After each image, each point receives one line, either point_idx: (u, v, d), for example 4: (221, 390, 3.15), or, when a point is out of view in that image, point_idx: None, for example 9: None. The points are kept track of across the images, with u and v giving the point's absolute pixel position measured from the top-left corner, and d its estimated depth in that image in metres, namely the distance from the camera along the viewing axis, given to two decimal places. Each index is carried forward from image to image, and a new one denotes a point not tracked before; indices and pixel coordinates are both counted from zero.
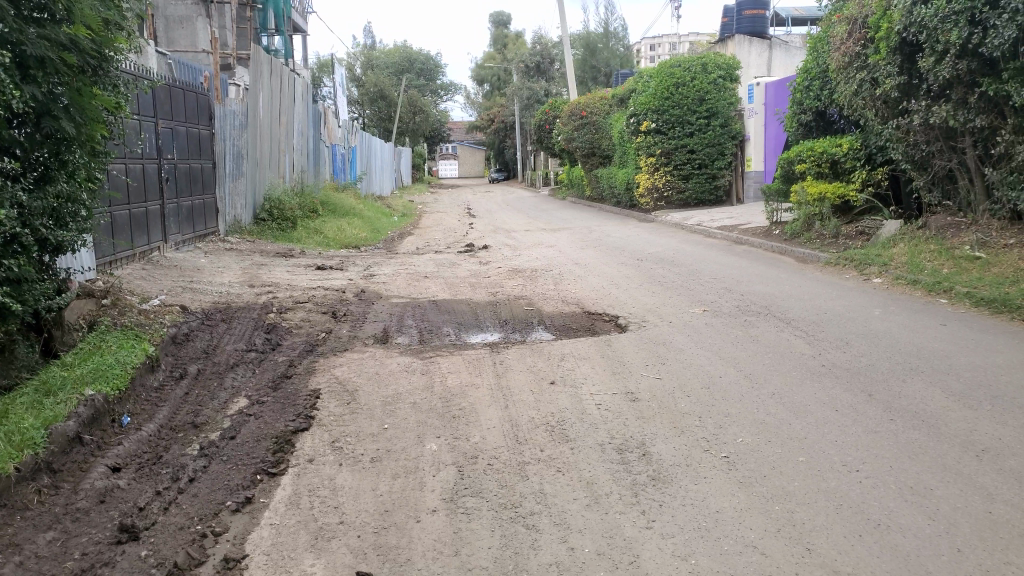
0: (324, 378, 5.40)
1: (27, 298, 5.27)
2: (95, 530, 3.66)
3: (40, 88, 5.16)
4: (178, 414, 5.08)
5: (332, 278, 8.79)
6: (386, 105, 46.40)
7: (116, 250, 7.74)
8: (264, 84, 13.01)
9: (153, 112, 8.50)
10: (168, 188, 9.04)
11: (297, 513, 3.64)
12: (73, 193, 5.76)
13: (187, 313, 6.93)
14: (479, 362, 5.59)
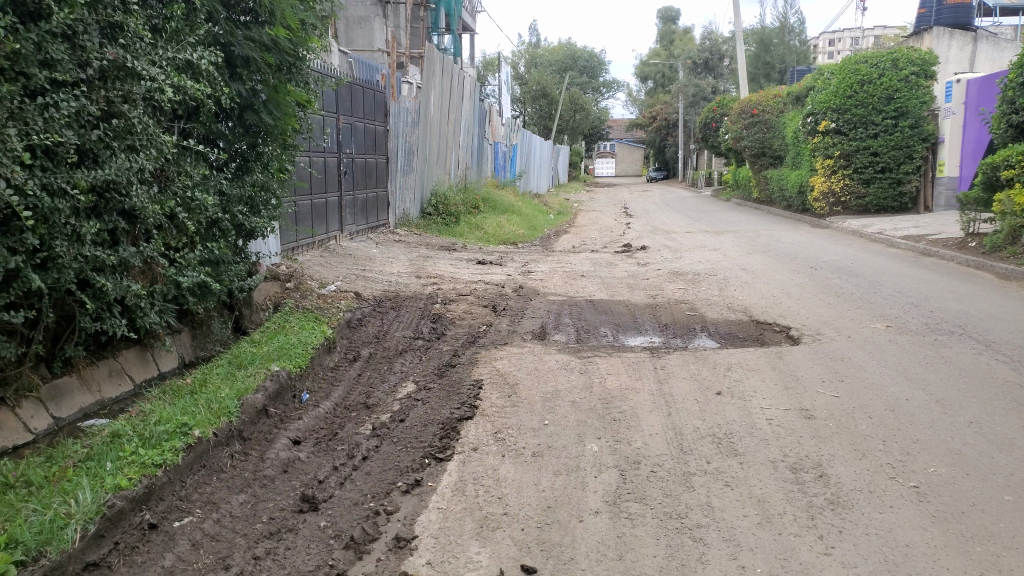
0: (486, 369, 5.52)
1: (224, 279, 5.87)
2: (280, 496, 3.96)
3: (244, 86, 5.66)
4: (351, 394, 5.38)
5: (492, 273, 8.98)
6: (547, 103, 46.95)
7: (299, 238, 8.33)
8: (436, 83, 13.56)
9: (336, 109, 9.04)
10: (346, 180, 9.61)
11: (462, 500, 3.73)
12: (268, 182, 6.23)
13: (360, 299, 7.33)
14: (639, 366, 5.49)
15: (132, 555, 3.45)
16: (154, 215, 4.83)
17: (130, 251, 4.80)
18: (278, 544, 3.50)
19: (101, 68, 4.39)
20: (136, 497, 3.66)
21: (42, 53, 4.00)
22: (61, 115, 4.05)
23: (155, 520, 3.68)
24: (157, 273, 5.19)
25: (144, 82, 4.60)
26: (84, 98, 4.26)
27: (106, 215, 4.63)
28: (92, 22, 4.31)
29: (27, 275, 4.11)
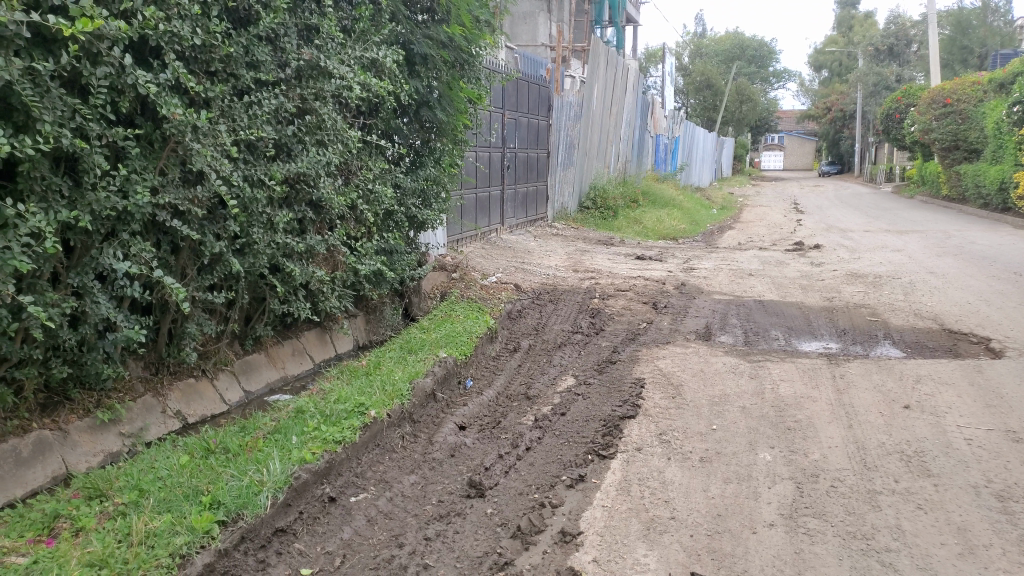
0: (649, 368, 5.41)
1: (397, 267, 6.17)
2: (448, 480, 4.08)
3: (422, 83, 5.88)
4: (513, 383, 5.47)
5: (652, 269, 8.81)
6: (711, 94, 45.49)
7: (463, 230, 8.59)
8: (600, 76, 13.49)
9: (502, 104, 9.20)
10: (509, 174, 9.79)
11: (628, 500, 3.68)
12: (439, 176, 6.43)
13: (520, 291, 7.45)
14: (814, 373, 5.18)
15: (315, 525, 3.69)
16: (338, 207, 5.14)
17: (316, 239, 5.15)
18: (447, 527, 3.61)
19: (298, 68, 4.72)
20: (318, 470, 3.92)
21: (249, 55, 4.37)
22: (263, 113, 4.42)
23: (334, 493, 3.91)
24: (338, 261, 5.52)
25: (335, 80, 4.88)
26: (283, 96, 4.61)
27: (296, 205, 5.01)
28: (291, 25, 4.67)
29: (228, 259, 4.54)
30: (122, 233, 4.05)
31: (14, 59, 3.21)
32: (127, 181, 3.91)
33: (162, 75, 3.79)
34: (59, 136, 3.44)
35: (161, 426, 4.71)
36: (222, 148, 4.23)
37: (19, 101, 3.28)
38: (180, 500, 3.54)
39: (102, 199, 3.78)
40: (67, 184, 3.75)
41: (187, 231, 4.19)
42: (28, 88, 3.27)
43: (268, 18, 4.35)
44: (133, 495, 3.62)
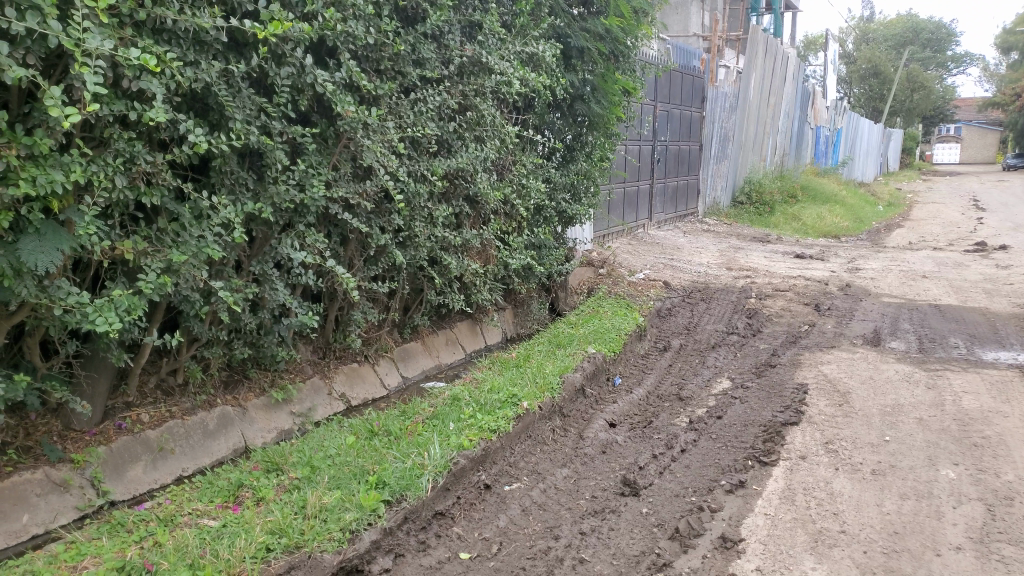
0: (812, 373, 5.12)
1: (546, 262, 6.23)
2: (601, 477, 4.05)
3: (577, 76, 5.89)
4: (664, 383, 5.36)
5: (812, 268, 8.36)
6: (876, 83, 42.58)
7: (611, 225, 8.53)
8: (757, 65, 12.96)
9: (654, 97, 9.03)
10: (658, 168, 9.61)
11: (792, 510, 3.50)
12: (590, 170, 6.41)
13: (670, 289, 7.29)
14: (1004, 387, 4.71)
15: (471, 511, 3.78)
16: (493, 201, 5.24)
17: (472, 233, 5.28)
18: (602, 523, 3.58)
19: (460, 64, 4.84)
20: (475, 457, 4.02)
21: (415, 53, 4.53)
22: (428, 109, 4.57)
23: (489, 481, 3.99)
24: (490, 255, 5.62)
25: (495, 75, 4.98)
26: (446, 93, 4.75)
27: (454, 200, 5.16)
28: (455, 22, 4.79)
29: (391, 251, 4.75)
30: (298, 224, 4.32)
31: (213, 62, 3.49)
32: (305, 175, 4.16)
33: (338, 74, 3.98)
34: (248, 133, 3.71)
35: (328, 407, 5.05)
36: (390, 144, 4.41)
37: (216, 101, 3.56)
38: (348, 478, 3.74)
39: (283, 192, 4.06)
40: (253, 179, 4.05)
41: (356, 223, 4.41)
42: (224, 88, 3.55)
43: (435, 16, 4.49)
44: (306, 470, 3.87)
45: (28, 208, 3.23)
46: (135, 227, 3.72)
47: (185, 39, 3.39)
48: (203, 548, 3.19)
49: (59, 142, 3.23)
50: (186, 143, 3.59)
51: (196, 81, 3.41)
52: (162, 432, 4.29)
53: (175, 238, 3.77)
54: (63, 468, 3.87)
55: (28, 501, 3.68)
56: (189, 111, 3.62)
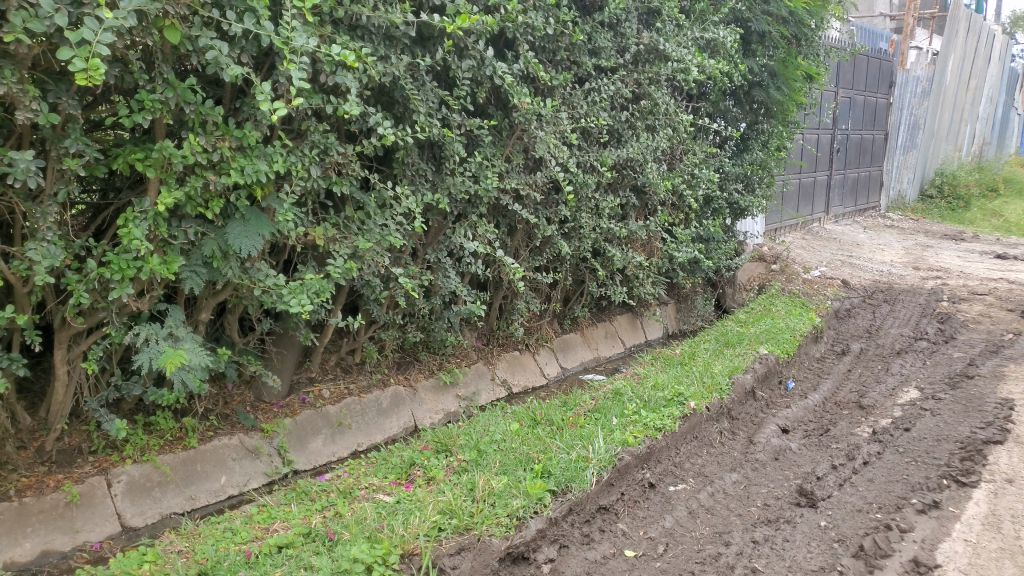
0: (1019, 388, 4.60)
1: (713, 256, 6.03)
2: (773, 484, 3.86)
3: (757, 61, 5.66)
4: (842, 389, 5.03)
5: (1016, 271, 7.53)
6: None
7: (783, 219, 8.16)
8: (957, 46, 11.86)
9: (836, 83, 8.52)
10: (838, 158, 9.03)
11: (998, 539, 3.16)
12: (766, 161, 6.16)
13: (848, 288, 6.84)
14: None
15: (636, 508, 3.73)
16: (662, 192, 5.14)
17: (639, 225, 5.22)
18: (776, 533, 3.41)
19: (636, 52, 4.78)
20: (640, 454, 3.95)
21: (592, 42, 4.51)
22: (601, 99, 4.55)
23: (653, 479, 3.91)
24: (656, 248, 5.52)
25: (671, 63, 4.88)
26: (620, 82, 4.72)
27: (621, 190, 5.11)
28: (632, 10, 4.73)
29: (557, 242, 4.78)
30: (472, 215, 4.43)
31: (401, 56, 3.64)
32: (479, 167, 4.26)
33: (516, 65, 4.03)
34: (430, 125, 3.85)
35: (491, 393, 5.17)
36: (562, 135, 4.42)
37: (402, 94, 3.71)
38: (514, 465, 3.79)
39: (458, 183, 4.19)
40: (431, 170, 4.19)
41: (525, 214, 4.47)
42: (409, 82, 3.68)
43: (613, 4, 4.45)
44: (474, 454, 3.97)
45: (236, 195, 3.53)
46: (325, 214, 3.96)
47: (377, 35, 3.54)
48: (380, 522, 3.36)
49: (264, 135, 3.50)
50: (373, 135, 3.78)
51: (386, 75, 3.57)
52: (340, 408, 4.59)
53: (360, 226, 3.99)
54: (255, 436, 4.24)
55: (225, 464, 4.08)
56: (377, 105, 3.79)
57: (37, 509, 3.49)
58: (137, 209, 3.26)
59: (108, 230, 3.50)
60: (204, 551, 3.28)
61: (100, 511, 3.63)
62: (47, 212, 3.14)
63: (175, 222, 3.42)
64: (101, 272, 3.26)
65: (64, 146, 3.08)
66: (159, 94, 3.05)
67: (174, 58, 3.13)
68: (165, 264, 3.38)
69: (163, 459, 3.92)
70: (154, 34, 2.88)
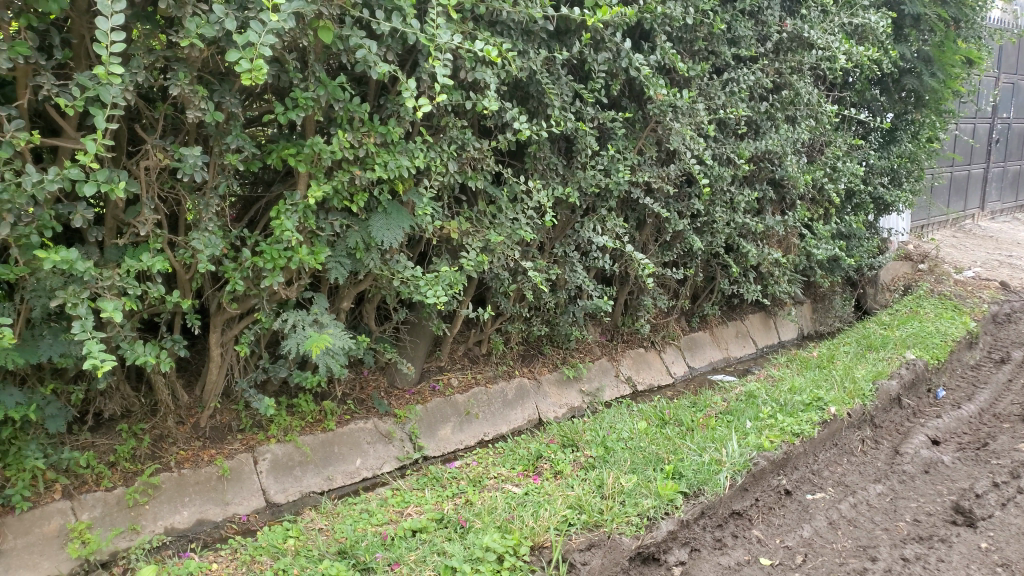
0: None
1: (854, 254, 5.77)
2: (924, 499, 3.62)
3: (910, 48, 5.41)
4: (1000, 401, 4.66)
5: None
6: None
7: (931, 216, 7.72)
8: None
9: (997, 68, 7.92)
10: (997, 149, 8.40)
11: None
12: (916, 153, 5.86)
13: (1007, 291, 6.35)
14: None
15: (771, 515, 3.59)
16: (801, 185, 4.93)
17: (775, 221, 5.06)
18: (929, 552, 3.19)
19: (778, 40, 4.65)
20: (776, 460, 3.80)
21: (732, 31, 4.40)
22: (740, 90, 4.42)
23: (790, 487, 3.77)
24: (792, 244, 5.32)
25: (816, 51, 4.73)
26: (761, 71, 4.58)
27: (757, 183, 4.97)
28: None
29: (689, 237, 4.69)
30: (601, 209, 4.40)
31: (539, 50, 3.65)
32: (611, 161, 4.23)
33: (653, 57, 3.96)
34: (565, 119, 3.86)
35: (615, 389, 5.13)
36: (698, 127, 4.31)
37: (538, 88, 3.73)
38: (643, 464, 3.74)
39: (590, 177, 4.16)
40: (562, 164, 4.18)
41: (656, 208, 4.40)
42: (546, 76, 3.70)
43: None
44: (601, 450, 3.95)
45: (378, 189, 3.66)
46: (459, 208, 4.04)
47: (516, 30, 3.55)
48: (510, 513, 3.40)
49: (406, 131, 3.61)
50: (509, 129, 3.82)
51: (523, 70, 3.59)
52: (468, 398, 4.68)
53: (492, 220, 4.05)
54: (388, 421, 4.40)
55: (360, 447, 4.25)
56: (513, 100, 3.81)
57: (194, 480, 3.76)
58: (289, 202, 3.43)
59: (261, 222, 3.73)
60: (343, 530, 3.42)
61: (248, 485, 3.87)
62: (210, 203, 3.37)
63: (322, 215, 3.59)
64: (255, 262, 3.47)
65: (226, 142, 3.29)
66: (311, 93, 3.21)
67: (326, 57, 3.27)
68: (312, 254, 3.55)
69: (304, 440, 4.12)
70: (309, 35, 3.03)
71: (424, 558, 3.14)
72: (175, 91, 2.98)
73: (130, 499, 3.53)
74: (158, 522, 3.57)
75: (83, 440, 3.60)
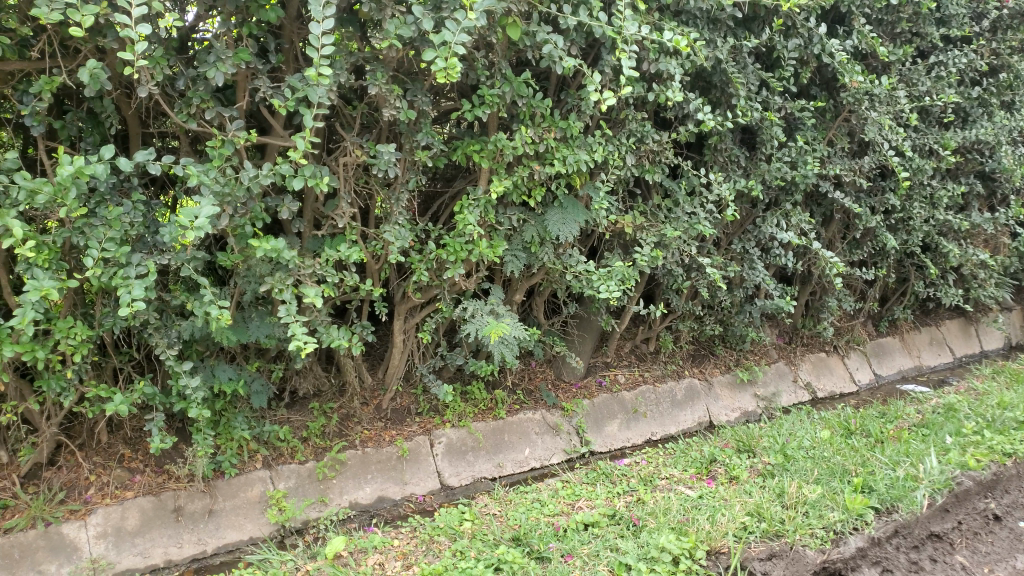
0: None
1: None
2: None
3: None
4: None
5: None
6: None
7: None
8: None
9: None
10: None
11: None
12: None
13: None
14: None
15: (976, 541, 3.26)
16: (1017, 178, 4.50)
17: (984, 218, 4.65)
18: None
19: (997, 18, 4.41)
20: (984, 481, 3.48)
21: (941, 12, 4.16)
22: (949, 74, 4.11)
23: (999, 512, 3.41)
24: (1001, 243, 4.91)
25: None
26: (974, 53, 4.29)
27: (963, 177, 4.66)
28: None
29: (882, 233, 4.40)
30: (785, 203, 4.22)
31: (725, 38, 3.53)
32: (799, 153, 4.03)
33: (850, 40, 3.72)
34: (751, 109, 3.72)
35: (792, 395, 4.97)
36: (899, 115, 4.02)
37: (723, 78, 3.61)
38: (828, 475, 3.54)
39: (775, 169, 3.99)
40: (744, 155, 4.07)
41: (848, 202, 4.16)
42: (733, 65, 3.58)
43: None
44: (780, 458, 3.78)
45: (556, 183, 3.69)
46: (634, 202, 4.00)
47: (701, 19, 3.45)
48: (685, 515, 3.33)
49: (585, 125, 3.62)
50: (690, 121, 3.75)
51: (709, 59, 3.49)
52: (636, 395, 4.62)
53: (667, 214, 4.00)
54: (556, 414, 4.43)
55: (529, 437, 4.31)
56: (695, 90, 3.74)
57: (376, 459, 3.97)
58: (471, 197, 3.53)
59: (443, 214, 3.93)
60: (517, 518, 3.49)
61: (424, 467, 4.04)
62: (400, 197, 3.55)
63: (501, 209, 3.67)
64: (439, 253, 3.61)
65: (416, 139, 3.45)
66: (497, 89, 3.29)
67: (511, 54, 3.34)
68: (491, 247, 3.64)
69: (477, 426, 4.25)
70: (498, 32, 3.09)
71: (598, 553, 3.14)
72: (374, 91, 3.15)
73: (320, 472, 3.79)
74: (344, 496, 3.81)
75: (281, 415, 3.90)
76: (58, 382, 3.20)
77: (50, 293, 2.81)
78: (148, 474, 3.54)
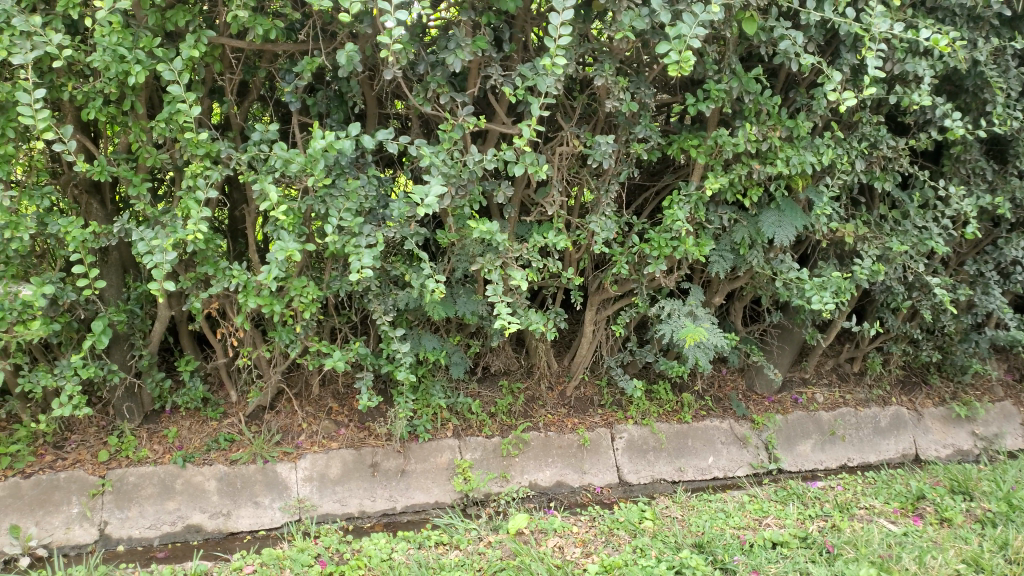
0: None
1: None
2: None
3: None
4: None
5: None
6: None
7: None
8: None
9: None
10: None
11: None
12: None
13: None
14: None
15: None
16: None
17: None
18: None
19: None
20: None
21: None
22: None
23: None
24: None
25: None
26: None
27: None
28: None
29: None
30: None
31: (988, 39, 3.21)
32: None
33: None
34: (1010, 118, 3.36)
35: (1018, 439, 4.47)
36: None
37: (979, 81, 3.30)
38: None
39: None
40: (992, 169, 3.73)
41: None
42: (993, 68, 3.25)
43: None
44: (1004, 506, 3.41)
45: (775, 184, 3.52)
46: (857, 211, 3.77)
47: (961, 17, 3.16)
48: (887, 551, 3.09)
49: (814, 125, 3.43)
50: (935, 128, 3.47)
51: (966, 61, 3.19)
52: (834, 417, 4.35)
53: (894, 226, 3.71)
54: (745, 426, 4.27)
55: (714, 445, 4.18)
56: (942, 95, 3.46)
57: (558, 444, 4.02)
58: (683, 192, 3.47)
59: (648, 207, 3.90)
60: (700, 525, 3.41)
61: (604, 459, 4.05)
62: (609, 188, 3.57)
63: (712, 207, 3.58)
64: (642, 248, 3.59)
65: (633, 132, 3.44)
66: (724, 84, 3.19)
67: (742, 49, 3.24)
68: (697, 246, 3.55)
69: (660, 426, 4.18)
70: (734, 26, 3.00)
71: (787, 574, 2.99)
72: (601, 82, 3.17)
73: (504, 449, 3.90)
74: (524, 476, 3.90)
75: (472, 389, 4.06)
76: (288, 334, 3.53)
77: (293, 254, 3.09)
78: (352, 429, 3.83)
